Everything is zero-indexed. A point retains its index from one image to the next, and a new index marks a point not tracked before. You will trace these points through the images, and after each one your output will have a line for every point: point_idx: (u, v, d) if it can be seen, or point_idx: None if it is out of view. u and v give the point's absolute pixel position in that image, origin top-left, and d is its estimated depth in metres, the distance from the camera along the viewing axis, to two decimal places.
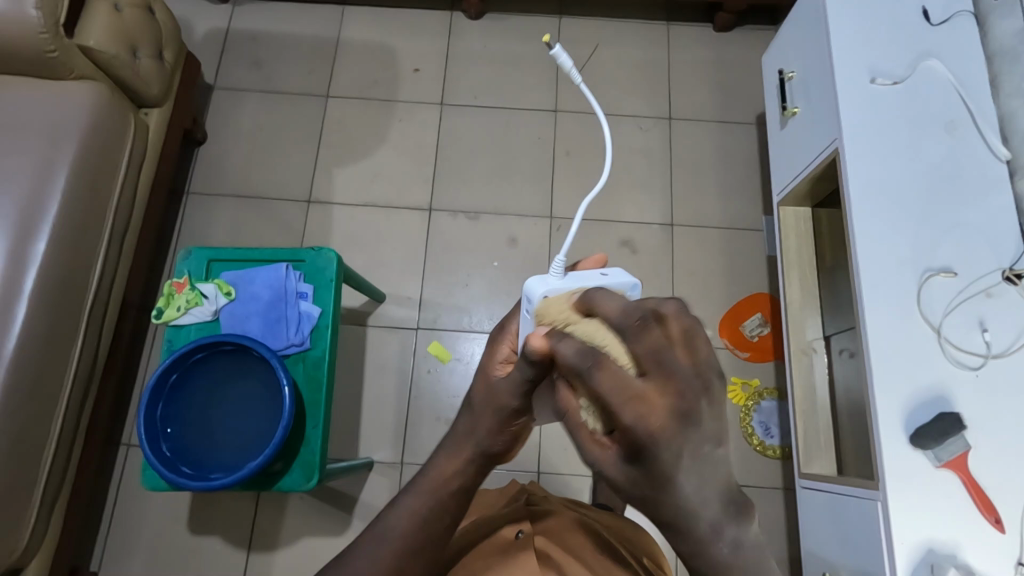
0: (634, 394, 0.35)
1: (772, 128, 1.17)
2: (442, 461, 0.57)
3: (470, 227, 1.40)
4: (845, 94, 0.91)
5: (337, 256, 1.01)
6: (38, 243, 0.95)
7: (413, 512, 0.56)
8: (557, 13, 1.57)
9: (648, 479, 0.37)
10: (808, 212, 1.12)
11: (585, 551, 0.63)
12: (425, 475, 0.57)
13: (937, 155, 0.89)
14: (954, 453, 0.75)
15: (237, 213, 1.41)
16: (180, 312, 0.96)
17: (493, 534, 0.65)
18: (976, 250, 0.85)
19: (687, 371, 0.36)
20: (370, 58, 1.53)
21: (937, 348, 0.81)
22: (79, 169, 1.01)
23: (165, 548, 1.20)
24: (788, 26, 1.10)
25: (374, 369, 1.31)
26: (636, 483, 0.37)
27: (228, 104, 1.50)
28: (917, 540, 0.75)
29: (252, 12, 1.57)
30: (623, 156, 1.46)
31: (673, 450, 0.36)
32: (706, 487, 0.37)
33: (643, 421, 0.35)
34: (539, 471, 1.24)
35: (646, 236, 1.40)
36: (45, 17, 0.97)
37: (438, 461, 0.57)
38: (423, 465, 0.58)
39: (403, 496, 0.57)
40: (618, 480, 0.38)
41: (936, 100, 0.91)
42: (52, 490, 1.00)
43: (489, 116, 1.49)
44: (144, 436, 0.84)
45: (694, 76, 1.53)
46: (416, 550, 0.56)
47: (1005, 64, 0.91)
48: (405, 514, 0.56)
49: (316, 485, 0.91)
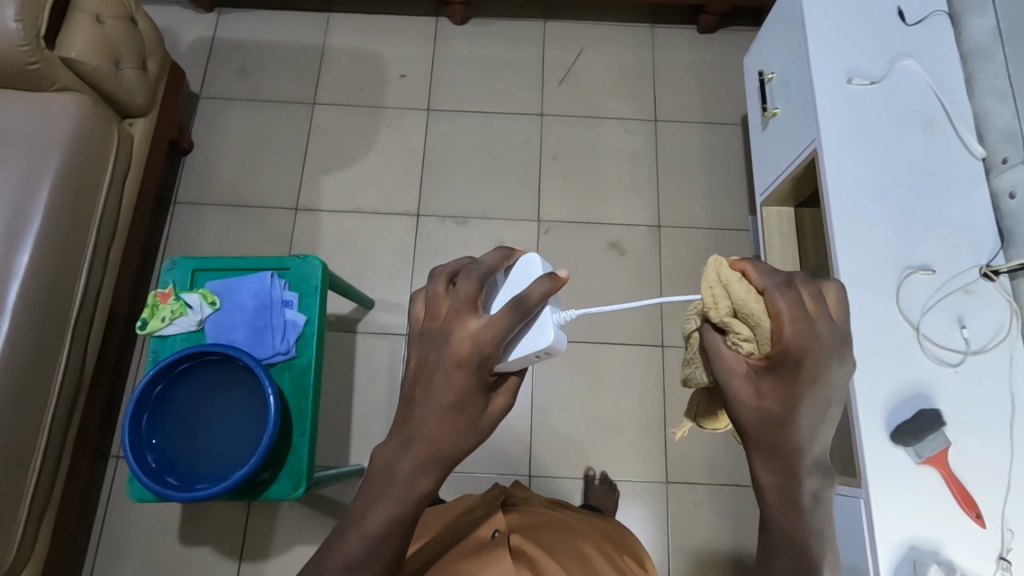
0: (800, 316, 0.42)
1: (755, 129, 1.17)
2: (407, 466, 0.45)
3: (459, 231, 1.40)
4: (823, 95, 0.92)
5: (322, 264, 1.01)
6: (22, 256, 0.95)
7: (382, 526, 0.45)
8: (542, 17, 1.58)
9: (772, 424, 0.43)
10: (791, 212, 1.12)
11: (560, 549, 0.64)
12: (391, 480, 0.46)
13: (914, 153, 0.90)
14: (935, 450, 0.76)
15: (225, 221, 1.41)
16: (164, 323, 0.96)
17: (470, 534, 0.66)
18: (954, 248, 0.86)
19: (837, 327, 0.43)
20: (356, 65, 1.54)
21: (916, 345, 0.82)
22: (62, 181, 1.01)
23: (156, 559, 1.19)
24: (767, 28, 1.10)
25: (364, 375, 1.31)
26: (761, 434, 0.43)
27: (215, 113, 1.50)
28: (899, 537, 0.75)
29: (237, 21, 1.57)
30: (610, 159, 1.46)
31: (794, 400, 0.42)
32: (812, 437, 0.43)
33: (801, 338, 0.42)
34: (530, 474, 1.24)
35: (633, 237, 1.40)
36: (26, 30, 0.97)
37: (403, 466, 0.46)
38: (382, 469, 0.46)
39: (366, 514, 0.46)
40: (741, 419, 0.44)
41: (913, 99, 0.92)
42: (40, 503, 1.00)
43: (476, 120, 1.49)
44: (129, 447, 0.84)
45: (680, 78, 1.53)
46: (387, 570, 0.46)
47: (980, 63, 0.92)
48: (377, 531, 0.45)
49: (303, 493, 0.91)
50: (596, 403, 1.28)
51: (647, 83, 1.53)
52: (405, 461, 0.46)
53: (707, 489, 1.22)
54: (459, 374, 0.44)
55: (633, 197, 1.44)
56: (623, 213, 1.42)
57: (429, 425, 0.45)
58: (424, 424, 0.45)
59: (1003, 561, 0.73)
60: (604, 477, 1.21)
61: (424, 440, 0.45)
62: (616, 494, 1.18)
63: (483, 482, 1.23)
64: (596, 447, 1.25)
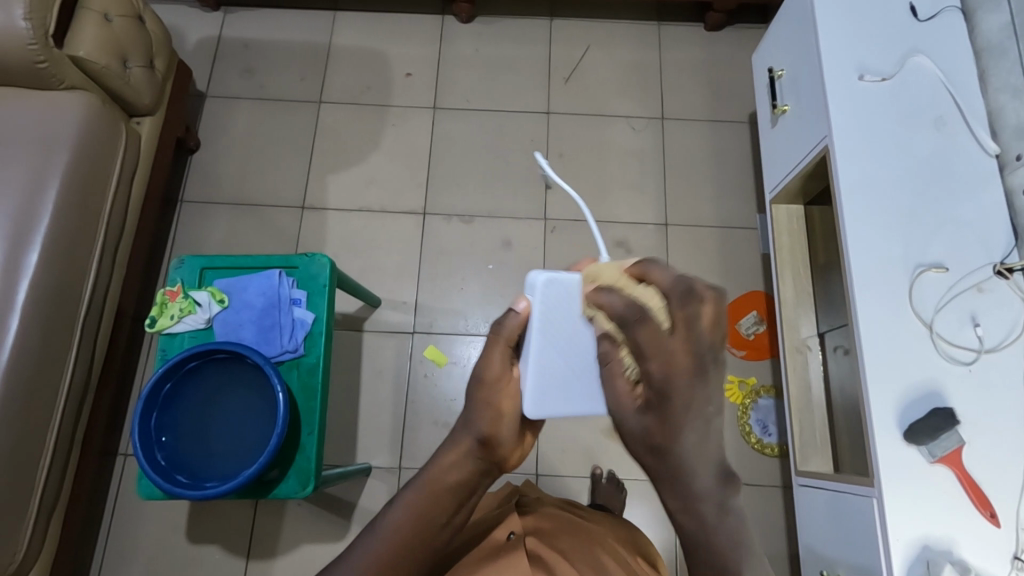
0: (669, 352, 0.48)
1: (764, 127, 1.17)
2: (442, 460, 0.63)
3: (464, 230, 1.40)
4: (835, 92, 0.92)
5: (330, 262, 1.01)
6: (31, 254, 0.95)
7: (411, 509, 0.61)
8: (548, 16, 1.57)
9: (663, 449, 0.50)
10: (800, 210, 1.12)
11: (578, 550, 0.65)
12: (426, 474, 0.62)
13: (926, 150, 0.89)
14: (948, 449, 0.75)
15: (231, 220, 1.41)
16: (173, 320, 0.96)
17: (487, 537, 0.67)
18: (968, 245, 0.85)
19: (695, 348, 0.48)
20: (362, 64, 1.53)
21: (929, 344, 0.81)
22: (71, 179, 1.01)
23: (165, 556, 1.19)
24: (777, 25, 1.10)
25: (371, 374, 1.30)
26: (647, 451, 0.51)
27: (221, 111, 1.50)
28: (912, 536, 0.75)
29: (244, 20, 1.57)
30: (616, 156, 1.46)
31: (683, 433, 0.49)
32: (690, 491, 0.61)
33: (670, 369, 0.48)
34: (537, 473, 1.22)
35: (640, 236, 1.40)
36: (35, 29, 0.98)
37: (439, 460, 0.63)
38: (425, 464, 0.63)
39: (401, 493, 0.63)
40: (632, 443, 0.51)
41: (925, 96, 0.92)
42: (48, 503, 1.00)
43: (481, 118, 1.49)
44: (138, 445, 0.84)
45: (685, 76, 1.53)
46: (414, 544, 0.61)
47: (993, 59, 0.91)
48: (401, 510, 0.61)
49: (312, 491, 0.91)
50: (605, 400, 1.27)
51: (652, 81, 1.52)
52: (441, 460, 0.63)
53: None
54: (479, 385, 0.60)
55: (639, 195, 1.43)
56: (629, 212, 1.42)
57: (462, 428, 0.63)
58: (464, 417, 0.62)
59: (1018, 562, 0.73)
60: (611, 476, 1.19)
61: (455, 438, 0.63)
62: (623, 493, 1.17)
63: (489, 480, 1.22)
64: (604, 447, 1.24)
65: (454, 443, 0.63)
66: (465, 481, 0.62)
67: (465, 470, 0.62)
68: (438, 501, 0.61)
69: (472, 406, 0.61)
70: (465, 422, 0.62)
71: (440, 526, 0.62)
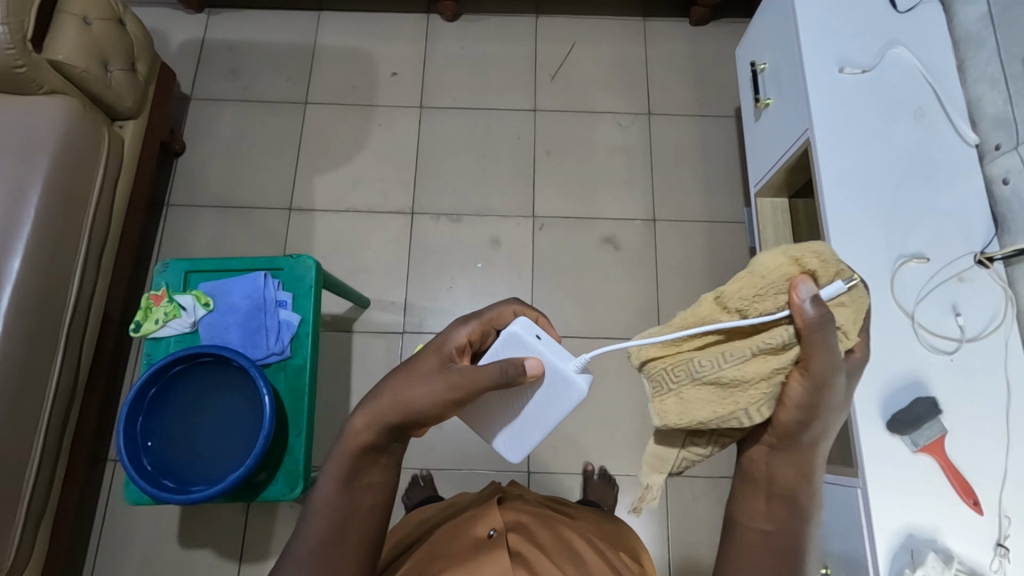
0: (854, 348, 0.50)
1: (749, 121, 1.17)
2: (357, 422, 0.54)
3: (452, 228, 1.40)
4: (816, 85, 0.92)
5: (315, 263, 1.00)
6: (13, 260, 0.94)
7: (338, 478, 0.54)
8: (533, 13, 1.57)
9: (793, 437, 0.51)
10: (786, 203, 1.13)
11: (559, 547, 0.64)
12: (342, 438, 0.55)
13: (906, 141, 0.90)
14: (931, 438, 0.76)
15: (219, 223, 1.41)
16: (158, 325, 0.96)
17: (467, 531, 0.66)
18: (947, 235, 0.86)
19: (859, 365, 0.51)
20: (347, 64, 1.53)
21: (912, 334, 0.82)
22: (53, 185, 1.00)
23: (156, 562, 1.19)
24: (759, 19, 1.10)
25: (361, 374, 1.30)
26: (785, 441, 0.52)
27: (206, 114, 1.49)
28: (897, 526, 0.75)
29: (228, 22, 1.56)
30: (603, 153, 1.46)
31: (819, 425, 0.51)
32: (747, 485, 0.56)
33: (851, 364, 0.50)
34: (529, 470, 1.23)
35: (629, 232, 1.40)
36: (12, 33, 0.97)
37: (353, 421, 0.54)
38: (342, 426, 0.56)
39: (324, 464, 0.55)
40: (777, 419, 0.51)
41: (904, 87, 0.92)
42: (36, 512, 0.99)
43: (468, 116, 1.49)
44: (124, 451, 0.84)
45: (672, 71, 1.53)
46: (345, 517, 0.53)
47: (970, 49, 0.92)
48: (328, 483, 0.54)
49: (301, 494, 0.91)
50: (601, 362, 1.29)
51: (639, 77, 1.53)
52: (355, 419, 0.55)
53: (707, 482, 1.21)
54: (451, 383, 0.52)
55: (626, 191, 1.43)
56: (617, 209, 1.42)
57: (387, 394, 0.54)
58: (395, 381, 0.55)
59: (1001, 548, 0.73)
60: (603, 471, 1.20)
61: (377, 396, 0.55)
62: (615, 489, 1.17)
63: (481, 478, 1.22)
64: (595, 443, 1.24)
65: (376, 402, 0.54)
66: (381, 443, 0.54)
67: (380, 434, 0.54)
68: (365, 470, 0.54)
69: (417, 381, 0.53)
70: (398, 387, 0.54)
71: (367, 487, 0.55)
